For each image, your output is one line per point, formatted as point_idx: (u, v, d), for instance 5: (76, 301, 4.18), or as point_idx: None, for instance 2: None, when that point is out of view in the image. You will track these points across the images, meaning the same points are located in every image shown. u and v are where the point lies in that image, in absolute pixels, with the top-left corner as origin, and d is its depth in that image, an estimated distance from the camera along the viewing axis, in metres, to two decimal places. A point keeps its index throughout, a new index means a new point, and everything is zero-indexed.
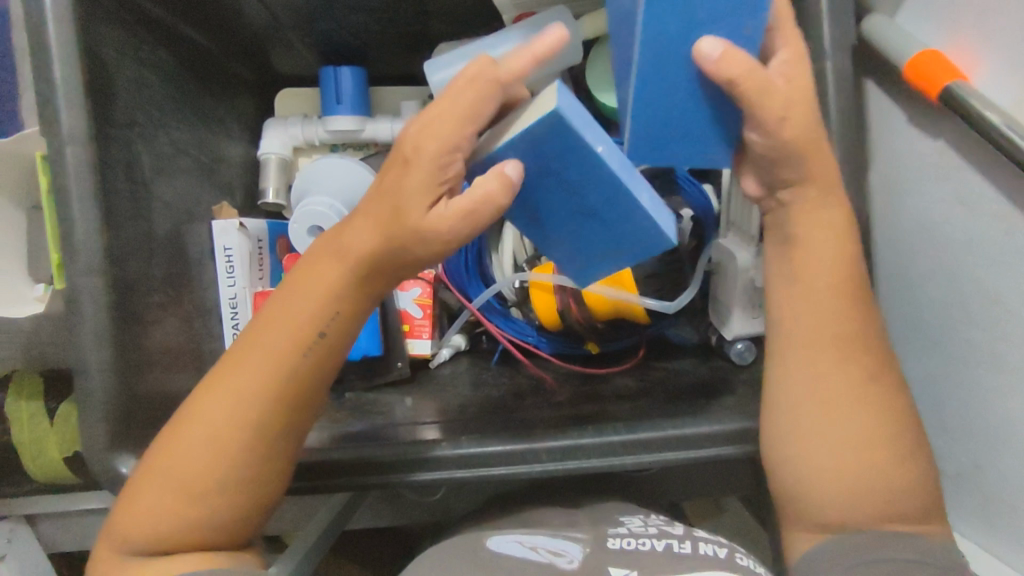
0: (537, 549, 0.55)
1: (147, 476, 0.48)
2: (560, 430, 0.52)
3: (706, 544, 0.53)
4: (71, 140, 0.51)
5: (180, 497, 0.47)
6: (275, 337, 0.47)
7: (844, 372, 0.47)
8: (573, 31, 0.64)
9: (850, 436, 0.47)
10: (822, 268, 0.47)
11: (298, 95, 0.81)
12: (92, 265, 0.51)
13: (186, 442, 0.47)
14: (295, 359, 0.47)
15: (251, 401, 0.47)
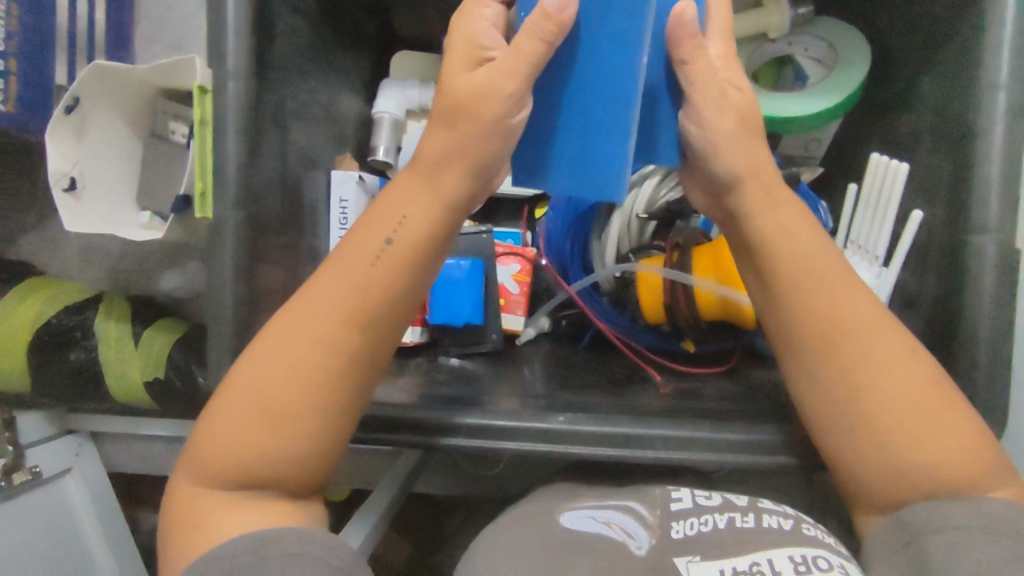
0: (611, 525, 0.48)
1: (215, 421, 0.46)
2: (675, 420, 0.52)
3: (770, 518, 0.48)
4: (234, 74, 0.52)
5: (257, 435, 0.46)
6: (349, 263, 0.47)
7: (852, 346, 0.47)
8: None
9: (893, 404, 0.45)
10: (802, 238, 0.49)
11: (416, 59, 0.81)
12: (238, 197, 0.53)
13: (225, 422, 0.46)
14: (369, 281, 0.47)
15: (325, 324, 0.46)
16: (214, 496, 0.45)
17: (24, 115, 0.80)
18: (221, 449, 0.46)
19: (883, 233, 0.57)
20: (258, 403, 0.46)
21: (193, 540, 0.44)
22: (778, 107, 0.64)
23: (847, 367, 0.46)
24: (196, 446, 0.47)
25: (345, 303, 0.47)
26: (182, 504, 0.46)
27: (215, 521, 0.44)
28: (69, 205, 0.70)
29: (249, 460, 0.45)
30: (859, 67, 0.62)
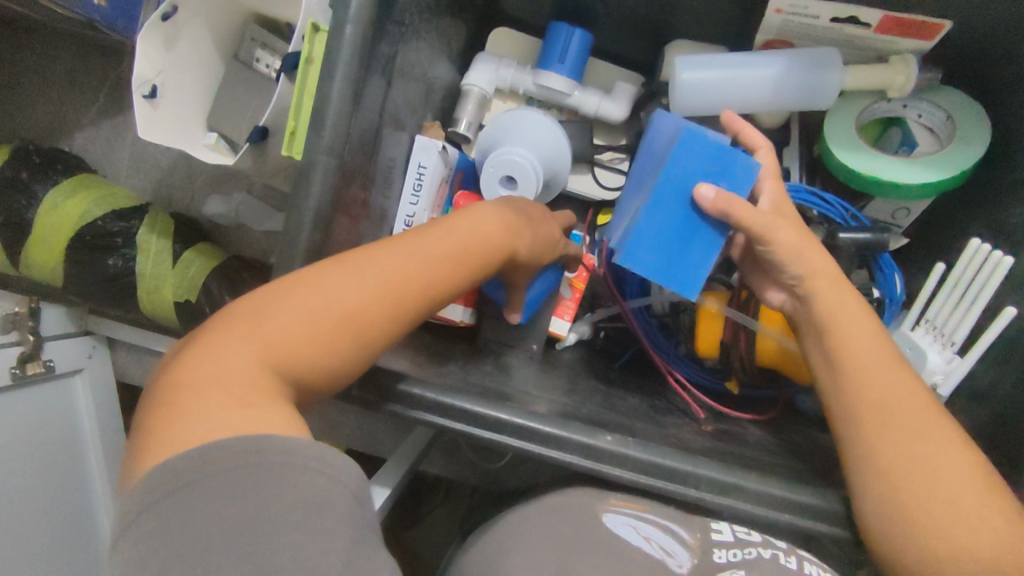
0: (651, 542, 0.49)
1: (274, 309, 0.38)
2: (722, 464, 0.51)
3: (808, 564, 0.49)
4: (355, 21, 0.51)
5: (314, 338, 0.38)
6: (471, 228, 0.46)
7: (900, 418, 0.47)
8: (836, 77, 0.63)
9: (943, 471, 0.44)
10: (868, 320, 0.51)
11: (514, 39, 0.79)
12: (333, 145, 0.51)
13: (287, 311, 0.38)
14: (477, 247, 0.46)
15: (429, 274, 0.42)
16: (238, 385, 0.35)
17: (113, 13, 0.78)
18: (275, 342, 0.37)
19: (965, 321, 0.55)
20: (341, 309, 0.39)
21: (217, 421, 0.34)
22: (883, 169, 0.62)
23: (910, 448, 0.45)
24: (237, 322, 0.38)
25: (451, 270, 0.44)
26: (190, 387, 0.35)
27: (236, 415, 0.34)
28: (146, 111, 0.69)
29: (288, 363, 0.38)
30: (974, 146, 0.60)
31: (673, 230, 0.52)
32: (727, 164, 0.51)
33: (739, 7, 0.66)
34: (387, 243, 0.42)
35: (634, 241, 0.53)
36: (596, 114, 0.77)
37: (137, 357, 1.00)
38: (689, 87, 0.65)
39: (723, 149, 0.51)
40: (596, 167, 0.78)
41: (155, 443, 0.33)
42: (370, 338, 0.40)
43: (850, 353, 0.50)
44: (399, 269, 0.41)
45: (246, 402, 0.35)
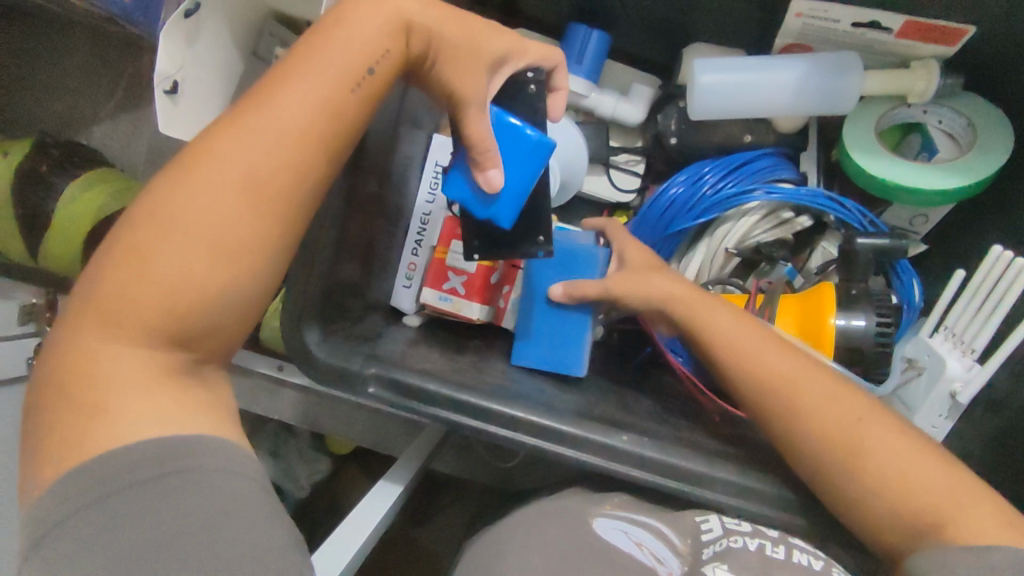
0: (643, 549, 0.49)
1: (139, 260, 0.37)
2: (739, 468, 0.50)
3: (801, 553, 0.47)
4: None
5: (185, 277, 0.37)
6: (325, 67, 0.41)
7: (807, 410, 0.48)
8: (855, 81, 0.62)
9: (860, 454, 0.46)
10: (764, 339, 0.52)
11: (532, 39, 0.79)
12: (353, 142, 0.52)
13: (153, 263, 0.37)
14: (344, 91, 0.41)
15: (274, 161, 0.39)
16: (131, 372, 0.37)
17: (134, 8, 0.79)
18: (148, 294, 0.37)
19: (985, 328, 0.54)
20: (208, 240, 0.38)
21: (108, 419, 0.35)
22: (902, 174, 0.62)
23: (823, 434, 0.47)
24: (102, 299, 0.37)
25: (301, 139, 0.40)
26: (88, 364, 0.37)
27: (118, 406, 0.35)
28: (166, 106, 0.69)
29: (172, 312, 0.38)
30: (997, 151, 0.59)
31: (555, 335, 0.61)
32: (573, 265, 0.61)
33: (760, 9, 0.65)
34: (225, 138, 0.39)
35: (524, 350, 0.62)
36: (613, 116, 0.77)
37: None
38: (708, 89, 0.64)
39: (565, 252, 0.61)
40: (611, 169, 0.78)
41: (54, 449, 0.35)
42: (249, 254, 0.39)
43: (755, 367, 0.50)
44: (245, 162, 0.38)
45: (144, 389, 0.36)
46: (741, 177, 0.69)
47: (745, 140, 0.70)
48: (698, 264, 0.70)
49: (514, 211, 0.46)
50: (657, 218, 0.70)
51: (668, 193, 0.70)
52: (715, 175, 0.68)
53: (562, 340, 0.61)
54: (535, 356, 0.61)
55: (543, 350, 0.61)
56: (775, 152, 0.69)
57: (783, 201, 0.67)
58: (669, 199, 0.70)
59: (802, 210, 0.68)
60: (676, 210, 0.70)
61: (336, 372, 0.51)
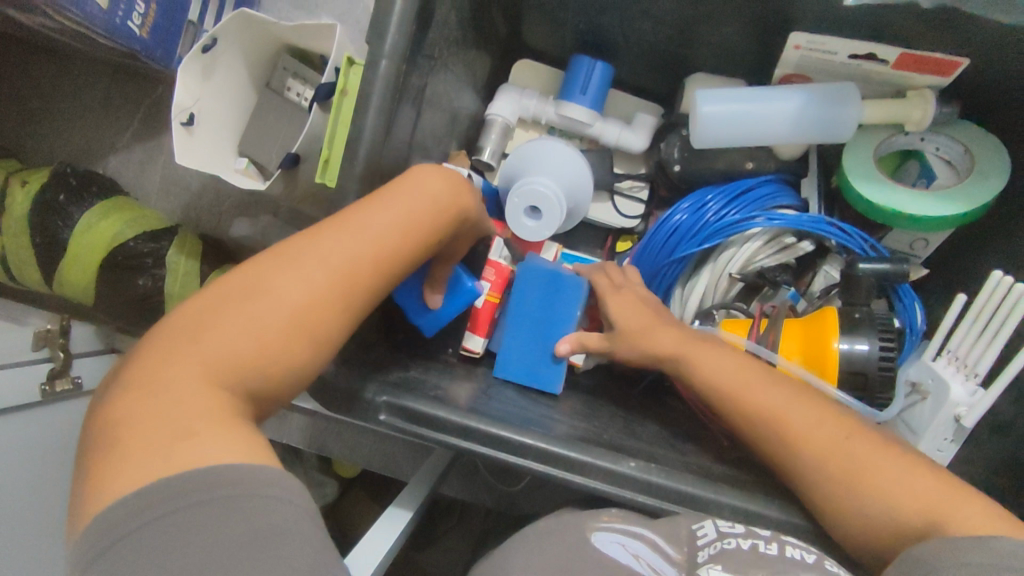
0: (640, 562, 0.44)
1: (227, 323, 0.39)
2: (746, 492, 0.51)
3: (794, 548, 0.43)
4: (389, 56, 0.53)
5: (266, 342, 0.40)
6: (406, 209, 0.47)
7: (800, 431, 0.49)
8: (853, 112, 0.64)
9: (862, 463, 0.46)
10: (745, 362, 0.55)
11: (537, 71, 0.81)
12: (365, 175, 0.53)
13: (239, 324, 0.40)
14: (423, 223, 0.48)
15: (363, 265, 0.44)
16: (194, 411, 0.36)
17: (153, 44, 0.82)
18: (233, 355, 0.39)
19: (988, 351, 0.55)
20: (291, 308, 0.41)
21: (173, 449, 0.34)
22: (900, 200, 0.63)
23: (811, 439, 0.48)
24: (178, 348, 0.38)
25: (384, 254, 0.45)
26: (150, 397, 0.36)
27: (193, 438, 0.34)
28: (182, 137, 0.72)
29: (246, 374, 0.39)
30: (995, 179, 0.61)
31: (531, 346, 0.65)
32: (559, 288, 0.64)
33: (758, 42, 0.67)
34: (320, 235, 0.44)
35: (505, 353, 0.65)
36: (616, 144, 0.78)
37: None
38: (711, 119, 0.66)
39: (553, 276, 0.64)
40: (615, 196, 0.80)
41: (107, 480, 0.33)
42: (325, 337, 0.42)
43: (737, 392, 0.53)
44: (343, 249, 0.44)
45: (209, 425, 0.35)
46: (743, 204, 0.70)
47: (746, 168, 0.71)
48: (702, 289, 0.71)
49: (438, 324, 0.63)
50: (662, 243, 0.71)
51: (673, 220, 0.71)
52: (717, 203, 0.70)
53: (537, 356, 0.65)
54: (515, 364, 0.65)
55: (523, 359, 0.65)
56: (776, 179, 0.71)
57: (783, 228, 0.68)
58: (673, 225, 0.71)
59: (805, 236, 0.69)
60: (679, 236, 0.71)
61: (347, 399, 0.52)
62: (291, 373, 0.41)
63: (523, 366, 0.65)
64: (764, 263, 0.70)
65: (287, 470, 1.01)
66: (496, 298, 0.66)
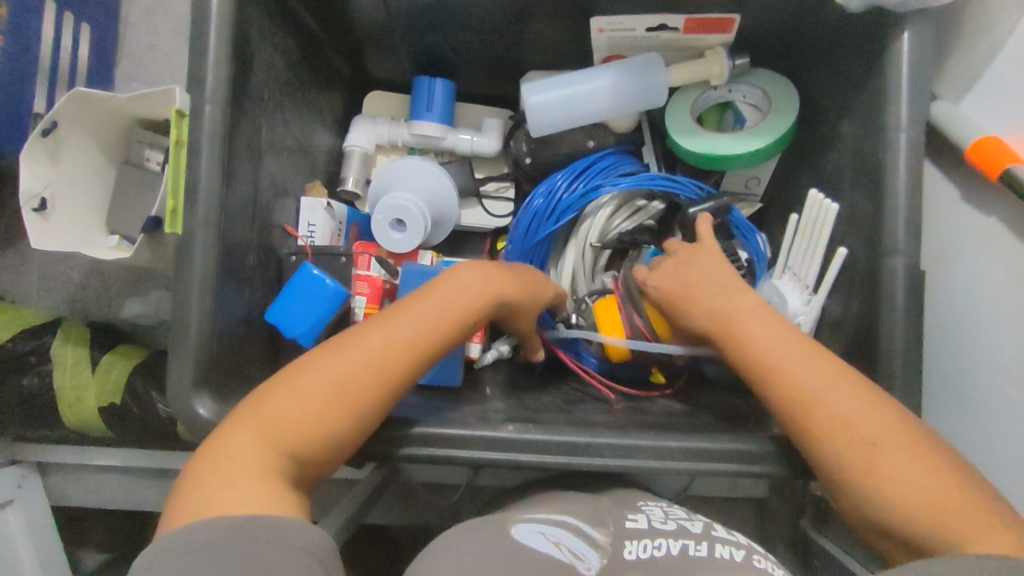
0: (560, 547, 0.54)
1: (285, 395, 0.45)
2: (620, 431, 0.54)
3: (723, 547, 0.54)
4: (211, 101, 0.55)
5: (309, 415, 0.45)
6: (450, 302, 0.51)
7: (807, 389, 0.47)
8: (661, 77, 0.71)
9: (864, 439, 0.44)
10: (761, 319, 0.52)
11: (387, 98, 0.85)
12: (209, 216, 0.55)
13: (293, 395, 0.45)
14: (460, 309, 0.51)
15: (400, 358, 0.47)
16: (243, 468, 0.42)
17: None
18: (283, 419, 0.44)
19: (814, 262, 0.62)
20: (333, 385, 0.45)
21: (227, 495, 0.41)
22: (719, 146, 0.70)
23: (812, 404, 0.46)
24: (248, 411, 0.45)
25: (426, 344, 0.49)
26: (229, 454, 0.43)
27: (231, 490, 0.41)
28: (38, 225, 0.71)
29: (292, 438, 0.44)
30: (790, 112, 0.68)
31: None
32: None
33: (571, 33, 0.74)
34: (373, 323, 0.49)
35: None
36: (472, 151, 0.83)
37: (72, 477, 0.98)
38: (539, 109, 0.72)
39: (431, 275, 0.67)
40: (483, 199, 0.85)
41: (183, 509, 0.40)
42: (361, 416, 0.46)
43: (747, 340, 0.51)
44: (399, 336, 0.48)
45: (245, 484, 0.41)
46: (589, 177, 0.75)
47: (588, 147, 0.77)
48: (570, 263, 0.75)
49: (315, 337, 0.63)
50: (525, 228, 0.75)
51: (532, 204, 0.76)
52: (565, 180, 0.75)
53: (433, 356, 0.67)
54: None
55: None
56: (617, 150, 0.77)
57: (628, 192, 0.74)
58: (532, 210, 0.75)
59: (653, 196, 0.75)
60: (538, 217, 0.75)
61: None
62: (333, 441, 0.45)
63: (421, 368, 0.67)
64: (620, 227, 0.75)
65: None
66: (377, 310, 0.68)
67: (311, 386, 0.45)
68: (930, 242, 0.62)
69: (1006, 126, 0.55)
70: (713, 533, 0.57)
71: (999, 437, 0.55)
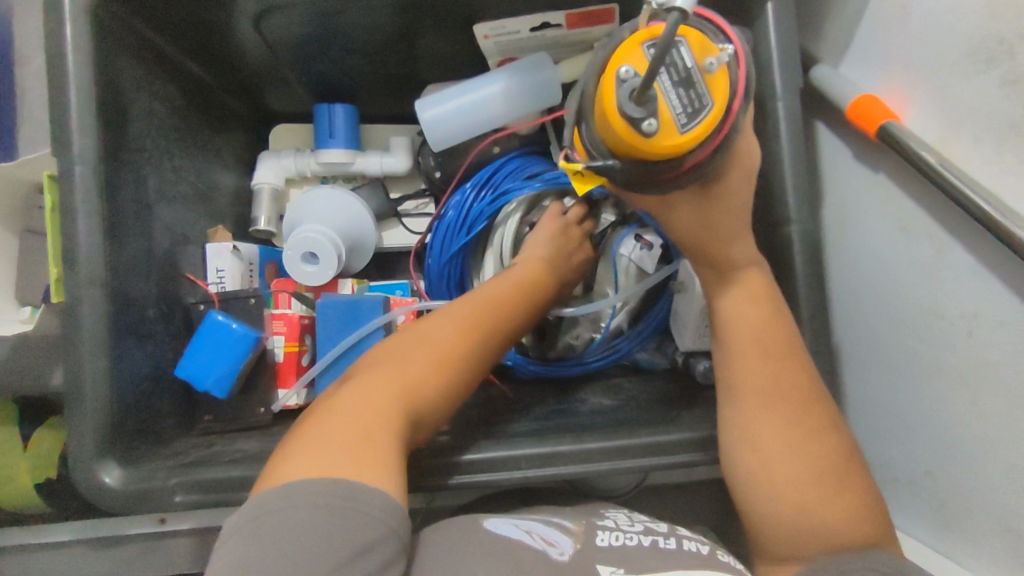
0: (533, 534, 0.53)
1: (377, 379, 0.47)
2: (539, 438, 0.54)
3: (688, 542, 0.54)
4: (80, 160, 0.53)
5: (399, 394, 0.46)
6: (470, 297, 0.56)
7: (749, 388, 0.50)
8: (552, 75, 0.71)
9: (773, 457, 0.48)
10: (762, 318, 0.51)
11: (292, 130, 0.84)
12: (94, 277, 0.53)
13: (392, 370, 0.48)
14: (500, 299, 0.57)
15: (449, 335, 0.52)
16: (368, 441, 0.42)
17: None
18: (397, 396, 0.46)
19: None
20: (434, 359, 0.50)
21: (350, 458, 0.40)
22: None
23: (761, 410, 0.49)
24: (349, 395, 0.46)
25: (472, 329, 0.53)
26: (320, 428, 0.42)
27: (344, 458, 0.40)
28: None
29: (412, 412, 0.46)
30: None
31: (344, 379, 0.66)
32: (358, 313, 0.68)
33: (460, 43, 0.73)
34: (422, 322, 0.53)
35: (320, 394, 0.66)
36: (383, 172, 0.82)
37: (22, 558, 0.94)
38: (435, 124, 0.72)
39: (351, 301, 0.68)
40: (403, 219, 0.85)
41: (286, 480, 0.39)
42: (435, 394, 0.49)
43: (738, 333, 0.52)
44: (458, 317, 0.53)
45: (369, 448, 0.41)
46: (497, 182, 0.74)
47: (495, 153, 0.76)
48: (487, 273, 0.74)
49: (227, 384, 0.61)
50: (439, 244, 0.76)
51: (445, 217, 0.76)
52: (472, 189, 0.74)
53: None
54: None
55: None
56: (522, 152, 0.76)
57: (536, 194, 0.73)
58: (445, 223, 0.76)
59: (564, 194, 0.74)
60: (451, 231, 0.75)
61: (138, 495, 0.52)
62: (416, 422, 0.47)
63: None
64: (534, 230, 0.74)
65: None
66: (296, 348, 0.67)
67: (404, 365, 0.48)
68: (830, 205, 0.63)
69: (881, 84, 0.56)
70: (680, 532, 0.56)
71: (913, 389, 0.55)
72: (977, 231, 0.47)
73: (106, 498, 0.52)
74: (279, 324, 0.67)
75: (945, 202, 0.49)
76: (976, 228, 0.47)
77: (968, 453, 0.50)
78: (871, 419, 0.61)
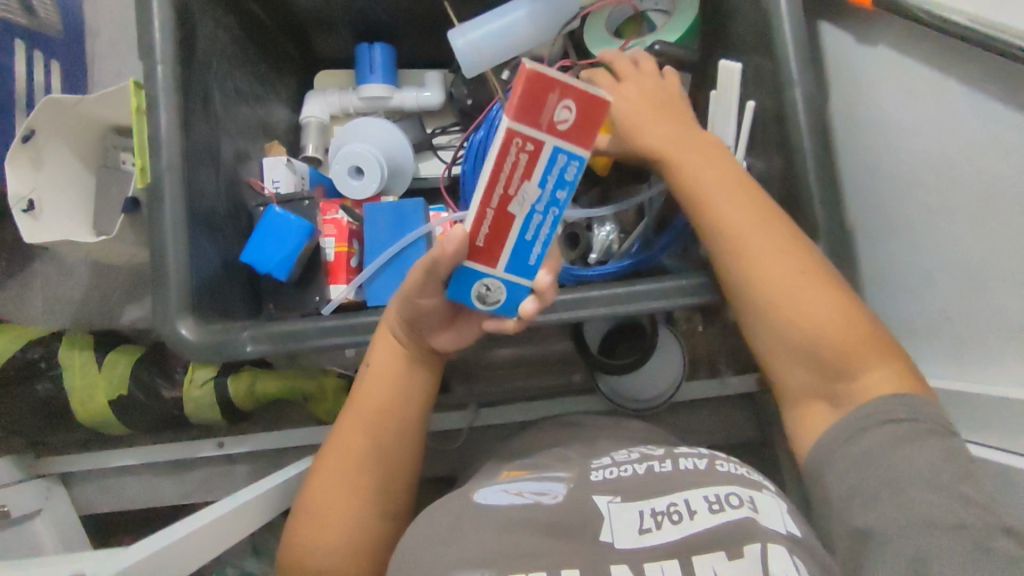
0: (524, 493, 0.54)
1: (346, 451, 0.57)
2: (574, 291, 0.59)
3: (685, 461, 0.56)
4: (162, 59, 0.61)
5: (366, 452, 0.57)
6: (382, 366, 0.58)
7: (746, 253, 0.55)
8: None
9: (783, 299, 0.54)
10: (739, 195, 0.56)
11: (334, 76, 0.91)
12: (173, 161, 0.60)
13: (354, 435, 0.58)
14: (392, 373, 0.58)
15: (368, 400, 0.58)
16: (330, 507, 0.56)
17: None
18: (360, 454, 0.57)
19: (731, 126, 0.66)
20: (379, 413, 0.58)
21: (330, 524, 0.55)
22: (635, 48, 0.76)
23: (766, 272, 0.54)
24: (335, 454, 0.58)
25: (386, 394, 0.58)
26: (307, 517, 0.56)
27: (323, 528, 0.55)
28: (28, 225, 0.77)
29: (365, 465, 0.58)
30: (685, 27, 0.75)
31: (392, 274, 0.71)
32: (404, 215, 0.72)
33: None
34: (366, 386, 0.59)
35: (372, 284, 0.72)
36: (419, 107, 0.89)
37: (96, 484, 1.02)
38: (468, 48, 0.78)
39: (397, 204, 0.72)
40: (438, 151, 0.91)
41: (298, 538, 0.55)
42: (356, 451, 0.57)
43: (723, 217, 0.56)
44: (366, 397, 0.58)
45: (333, 519, 0.56)
46: None
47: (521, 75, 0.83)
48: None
49: (287, 268, 0.69)
50: (473, 162, 0.82)
51: (477, 138, 0.82)
52: (497, 111, 0.81)
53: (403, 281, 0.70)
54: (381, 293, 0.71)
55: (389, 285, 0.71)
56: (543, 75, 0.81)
57: None
58: (477, 143, 0.82)
59: None
60: (483, 150, 0.82)
61: (216, 346, 0.59)
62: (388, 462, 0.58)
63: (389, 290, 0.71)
64: None
65: (259, 542, 1.12)
66: (348, 249, 0.73)
67: (357, 435, 0.58)
68: (836, 89, 0.67)
69: None
70: (676, 452, 0.58)
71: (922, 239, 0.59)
72: (974, 63, 0.50)
73: (185, 349, 0.59)
74: (331, 227, 0.73)
75: (943, 44, 0.53)
76: (972, 61, 0.50)
77: (978, 281, 0.54)
78: (885, 281, 0.65)
